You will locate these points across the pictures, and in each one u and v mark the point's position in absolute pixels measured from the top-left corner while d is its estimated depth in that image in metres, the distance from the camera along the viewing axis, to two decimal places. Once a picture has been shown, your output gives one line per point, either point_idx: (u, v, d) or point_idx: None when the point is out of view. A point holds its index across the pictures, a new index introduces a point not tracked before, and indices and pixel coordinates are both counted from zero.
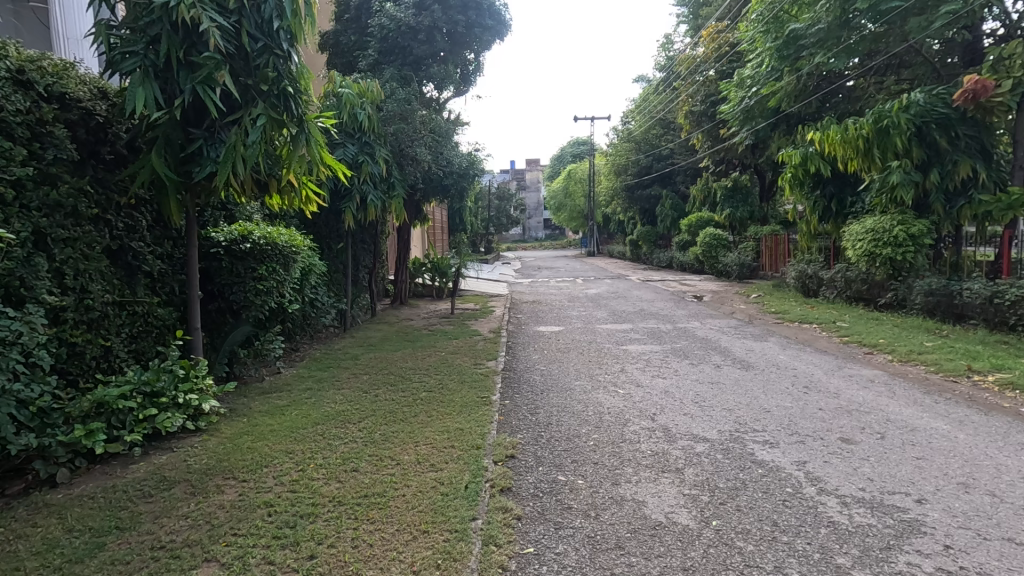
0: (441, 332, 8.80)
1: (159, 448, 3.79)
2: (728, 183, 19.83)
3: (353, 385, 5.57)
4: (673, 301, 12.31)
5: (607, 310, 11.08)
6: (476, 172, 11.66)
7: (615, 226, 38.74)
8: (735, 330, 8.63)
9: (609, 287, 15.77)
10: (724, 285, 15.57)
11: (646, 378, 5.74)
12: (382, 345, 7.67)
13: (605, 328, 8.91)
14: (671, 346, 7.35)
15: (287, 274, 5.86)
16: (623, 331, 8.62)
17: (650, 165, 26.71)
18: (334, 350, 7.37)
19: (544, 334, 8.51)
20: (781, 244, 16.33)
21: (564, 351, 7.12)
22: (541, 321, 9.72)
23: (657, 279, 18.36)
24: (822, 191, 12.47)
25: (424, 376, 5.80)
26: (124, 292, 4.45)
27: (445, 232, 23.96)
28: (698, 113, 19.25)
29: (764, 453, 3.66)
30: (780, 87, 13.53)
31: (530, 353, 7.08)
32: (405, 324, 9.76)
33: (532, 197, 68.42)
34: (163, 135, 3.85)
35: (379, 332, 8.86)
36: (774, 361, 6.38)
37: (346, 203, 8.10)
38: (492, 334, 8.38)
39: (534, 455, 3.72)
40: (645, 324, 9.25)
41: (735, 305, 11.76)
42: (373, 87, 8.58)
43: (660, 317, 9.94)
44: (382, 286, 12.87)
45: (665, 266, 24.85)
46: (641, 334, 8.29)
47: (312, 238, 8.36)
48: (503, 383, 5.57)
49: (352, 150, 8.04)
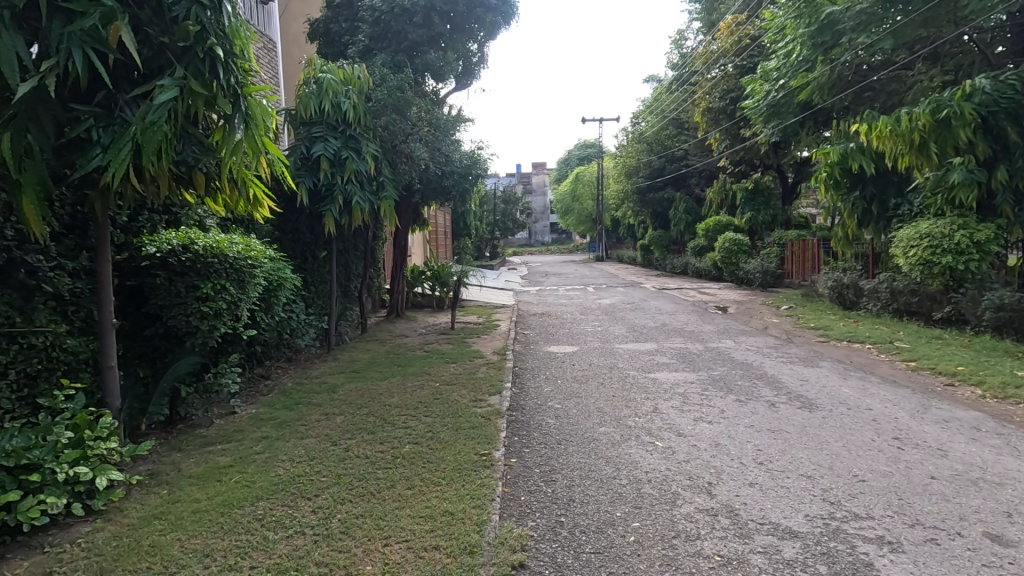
0: (438, 353, 7.70)
1: (23, 548, 2.73)
2: (749, 184, 18.63)
3: (321, 433, 4.45)
4: (697, 314, 11.15)
5: (626, 324, 9.96)
6: (479, 171, 10.56)
7: (624, 230, 37.56)
8: (777, 351, 7.47)
9: (624, 297, 14.61)
10: (748, 295, 14.39)
11: (687, 421, 4.61)
12: (366, 372, 6.51)
13: (625, 347, 7.78)
14: (707, 374, 6.21)
15: (243, 293, 4.73)
16: (647, 351, 7.49)
17: (663, 167, 25.56)
18: (310, 378, 6.28)
19: (556, 356, 7.37)
20: (809, 250, 15.11)
21: (581, 380, 5.98)
22: (551, 339, 8.59)
23: (673, 287, 17.19)
24: (861, 192, 11.23)
25: (412, 420, 4.67)
26: (15, 321, 3.36)
27: (448, 237, 22.95)
28: (717, 111, 18.04)
29: (888, 564, 2.52)
30: (812, 78, 12.40)
31: (541, 383, 5.95)
32: (398, 342, 8.64)
33: (539, 202, 67.37)
34: (29, 109, 2.69)
35: (366, 353, 7.71)
36: (838, 396, 5.23)
37: (327, 205, 7.00)
38: (496, 357, 7.26)
39: (553, 564, 2.60)
40: (671, 343, 8.10)
41: (767, 319, 10.58)
42: (361, 74, 7.49)
43: (687, 334, 8.79)
44: (375, 296, 11.81)
45: (679, 272, 23.65)
46: (668, 356, 7.14)
47: (288, 245, 7.30)
48: (508, 430, 4.46)
49: (334, 145, 6.95)
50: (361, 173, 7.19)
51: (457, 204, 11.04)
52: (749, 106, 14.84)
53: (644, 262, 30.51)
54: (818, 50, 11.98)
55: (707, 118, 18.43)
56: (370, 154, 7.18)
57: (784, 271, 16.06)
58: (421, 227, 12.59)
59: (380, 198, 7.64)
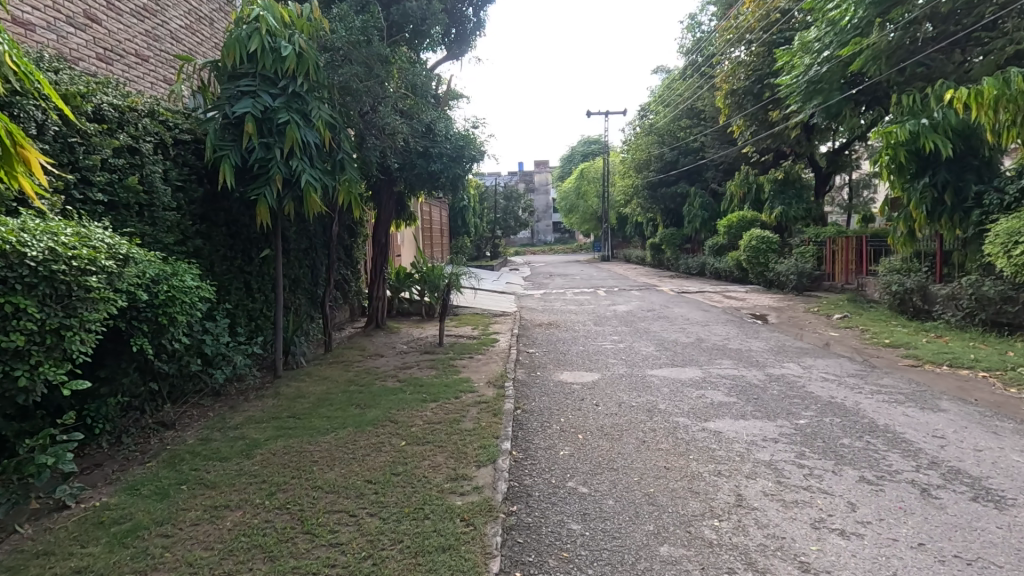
0: (415, 382, 5.85)
1: None
2: (778, 175, 16.71)
3: (183, 561, 2.57)
4: (736, 326, 9.27)
5: (653, 340, 8.08)
6: (472, 155, 8.75)
7: (632, 227, 35.66)
8: (866, 383, 5.58)
9: (642, 303, 12.72)
10: (783, 300, 12.56)
11: (804, 530, 2.78)
12: (309, 418, 4.64)
13: (661, 377, 5.90)
14: (792, 424, 4.35)
15: (67, 315, 2.86)
16: (692, 383, 5.62)
17: (676, 159, 23.66)
18: (226, 427, 4.45)
19: (571, 390, 5.50)
20: (853, 250, 13.23)
21: (612, 438, 4.11)
22: (564, 362, 6.75)
23: (694, 291, 15.34)
24: (931, 178, 9.38)
25: (348, 529, 2.82)
26: None
27: (442, 236, 21.13)
28: (741, 93, 16.19)
29: None
30: (864, 45, 10.67)
31: (554, 442, 4.08)
32: (367, 365, 6.75)
33: (541, 200, 65.54)
34: None
35: (319, 383, 5.84)
36: (1020, 474, 3.37)
37: (259, 186, 5.15)
38: (492, 391, 5.39)
39: None
40: (720, 369, 6.23)
41: (823, 333, 8.69)
42: (315, 20, 5.65)
43: (734, 356, 6.91)
44: (350, 301, 10.03)
45: (695, 274, 21.76)
46: (724, 392, 5.28)
47: (212, 240, 5.51)
48: (507, 555, 2.63)
49: (268, 105, 5.10)
50: (312, 143, 5.29)
51: (448, 194, 9.28)
52: (785, 84, 13.01)
53: (654, 262, 28.56)
54: (876, 11, 10.28)
55: (730, 102, 16.61)
56: (323, 119, 5.30)
57: (822, 273, 14.14)
58: (406, 221, 10.85)
59: (340, 179, 5.69)
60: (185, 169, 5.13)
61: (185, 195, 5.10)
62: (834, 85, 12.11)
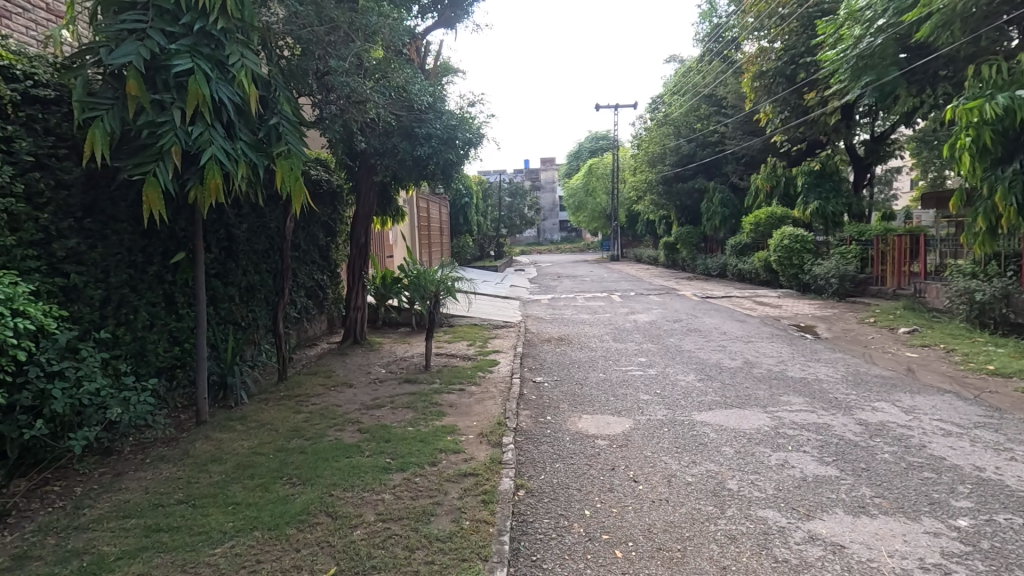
0: (383, 433, 4.28)
1: None
2: (814, 166, 15.12)
3: None
4: (786, 343, 7.68)
5: (691, 365, 6.51)
6: (467, 138, 7.26)
7: (643, 227, 33.99)
8: (1011, 440, 3.96)
9: (665, 311, 11.14)
10: (828, 309, 10.94)
11: None
12: (207, 508, 3.09)
13: (716, 428, 4.32)
14: (951, 531, 2.77)
15: None
16: (763, 440, 4.05)
17: (694, 152, 22.02)
18: (73, 524, 2.93)
19: (596, 450, 3.93)
20: (905, 249, 11.56)
21: (672, 562, 2.55)
22: (583, 399, 5.18)
23: (720, 296, 13.75)
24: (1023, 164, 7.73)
25: None
26: None
27: (440, 233, 19.61)
28: (771, 76, 14.57)
29: None
30: (924, 12, 8.75)
31: (578, 569, 2.54)
32: (326, 403, 5.18)
33: (548, 198, 63.95)
34: None
35: (250, 435, 4.29)
36: None
37: (147, 163, 3.55)
38: (484, 454, 3.83)
39: None
40: (793, 413, 4.64)
41: (897, 353, 7.09)
42: None
43: (803, 391, 5.32)
44: (316, 312, 8.47)
45: (715, 276, 20.14)
46: (815, 458, 3.71)
47: (91, 239, 4.00)
48: None
49: (163, 50, 3.51)
50: (226, 103, 3.74)
51: (437, 182, 7.78)
52: (829, 60, 11.36)
53: (668, 262, 26.93)
54: None
55: (759, 86, 15.03)
56: (244, 69, 3.76)
57: (868, 277, 12.47)
58: (394, 218, 9.32)
59: (272, 155, 4.12)
60: (48, 139, 3.63)
61: (40, 177, 3.59)
62: (887, 57, 10.57)
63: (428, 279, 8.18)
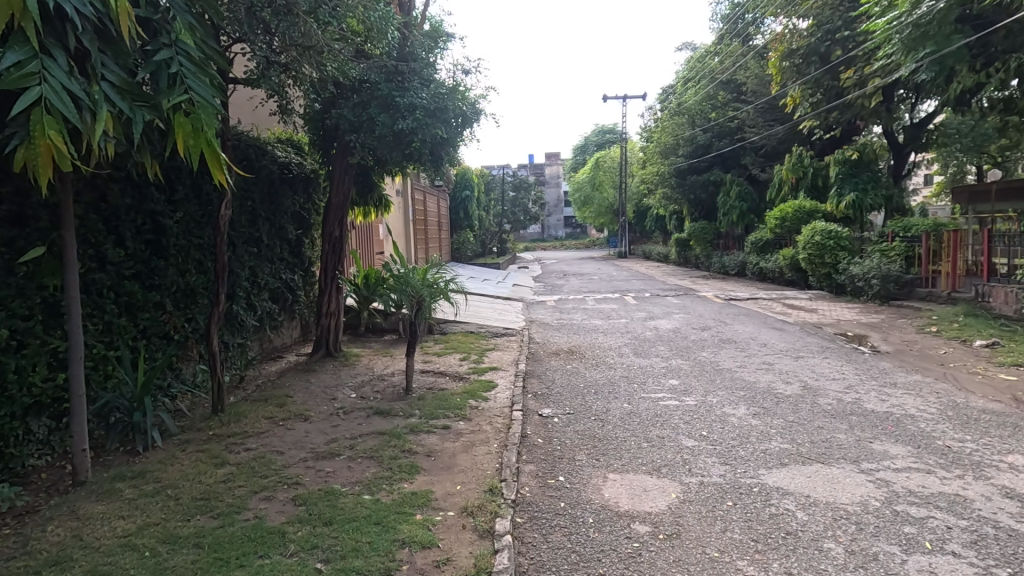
0: (325, 508, 2.99)
1: None
2: (849, 155, 13.74)
3: None
4: (844, 361, 6.33)
5: (736, 391, 5.18)
6: (460, 108, 5.94)
7: (653, 223, 32.62)
8: None
9: (687, 315, 9.83)
10: (874, 315, 9.60)
11: None
12: None
13: (802, 503, 3.00)
14: None
15: None
16: (880, 527, 2.74)
17: (710, 143, 20.63)
18: None
19: (636, 547, 2.63)
20: (959, 246, 10.19)
21: None
22: (605, 445, 3.87)
23: (745, 297, 12.43)
24: None
25: None
26: None
27: (438, 228, 18.43)
28: (803, 55, 13.20)
29: None
30: None
31: None
32: (264, 449, 3.89)
33: (553, 194, 62.59)
34: None
35: (137, 509, 3.00)
36: None
37: None
38: (468, 556, 2.53)
39: None
40: (903, 476, 3.31)
41: (989, 375, 5.73)
42: None
43: (899, 436, 3.98)
44: (283, 318, 7.19)
45: (732, 274, 18.79)
46: (980, 570, 2.39)
47: None
48: None
49: None
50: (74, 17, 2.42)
51: (426, 165, 6.47)
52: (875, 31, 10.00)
53: (680, 259, 25.55)
54: None
55: (787, 66, 13.68)
56: None
57: (915, 277, 11.10)
58: (377, 209, 8.02)
59: (161, 106, 2.78)
60: None
61: None
62: (946, 26, 9.21)
63: (411, 280, 6.77)
